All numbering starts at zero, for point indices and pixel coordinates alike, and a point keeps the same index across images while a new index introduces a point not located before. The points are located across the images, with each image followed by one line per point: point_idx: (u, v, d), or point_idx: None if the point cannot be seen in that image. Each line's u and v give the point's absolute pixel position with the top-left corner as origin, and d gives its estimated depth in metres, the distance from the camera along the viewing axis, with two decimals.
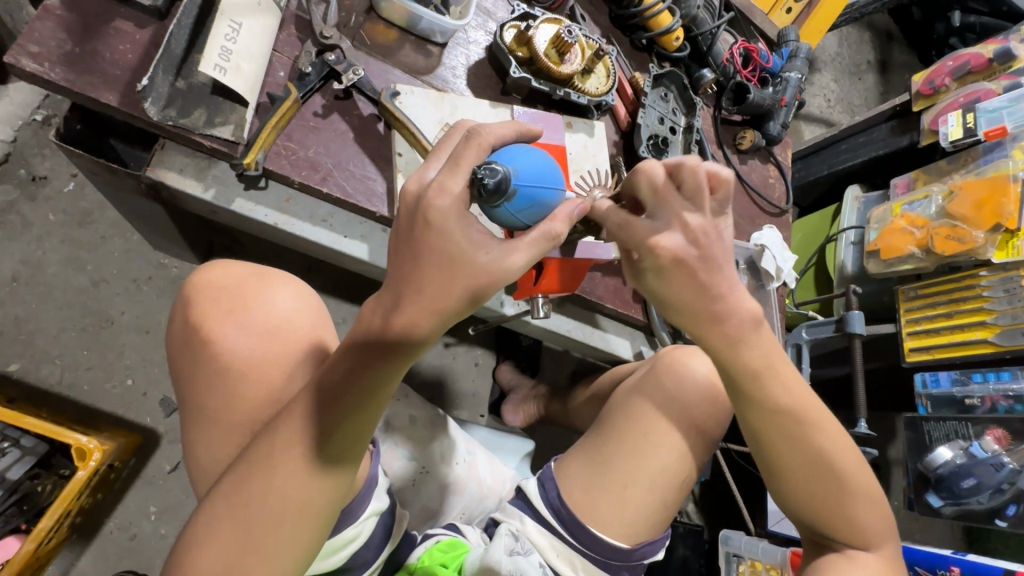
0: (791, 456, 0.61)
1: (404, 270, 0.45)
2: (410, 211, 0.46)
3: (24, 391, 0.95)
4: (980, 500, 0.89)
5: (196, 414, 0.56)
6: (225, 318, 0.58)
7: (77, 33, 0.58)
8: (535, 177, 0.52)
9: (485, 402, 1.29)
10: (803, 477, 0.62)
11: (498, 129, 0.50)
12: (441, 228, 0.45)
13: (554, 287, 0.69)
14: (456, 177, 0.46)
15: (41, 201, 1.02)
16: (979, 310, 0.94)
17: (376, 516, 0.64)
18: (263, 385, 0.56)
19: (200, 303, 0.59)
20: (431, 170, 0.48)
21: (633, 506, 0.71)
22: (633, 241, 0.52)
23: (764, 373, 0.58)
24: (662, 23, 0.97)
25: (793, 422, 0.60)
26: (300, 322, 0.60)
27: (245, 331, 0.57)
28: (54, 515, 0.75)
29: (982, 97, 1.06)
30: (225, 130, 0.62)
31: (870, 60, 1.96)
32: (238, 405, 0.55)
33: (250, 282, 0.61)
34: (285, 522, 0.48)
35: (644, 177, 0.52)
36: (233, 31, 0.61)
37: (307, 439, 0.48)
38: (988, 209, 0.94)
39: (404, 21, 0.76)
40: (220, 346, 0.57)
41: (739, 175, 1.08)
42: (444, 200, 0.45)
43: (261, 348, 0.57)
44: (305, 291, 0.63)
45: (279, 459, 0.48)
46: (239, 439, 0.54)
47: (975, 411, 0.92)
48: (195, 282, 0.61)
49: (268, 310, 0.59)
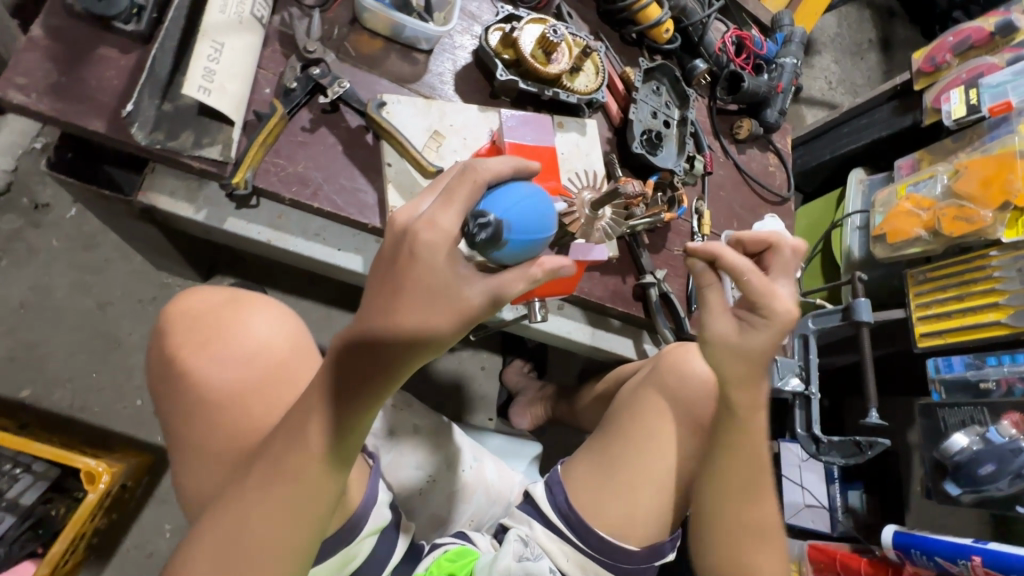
0: (735, 462, 0.70)
1: (382, 302, 0.45)
2: (395, 243, 0.46)
3: (36, 416, 0.97)
4: (1001, 486, 0.85)
5: (180, 445, 0.57)
6: (199, 349, 0.58)
7: (63, 62, 0.59)
8: (529, 222, 0.49)
9: (494, 405, 1.29)
10: (733, 481, 0.70)
11: (498, 168, 0.48)
12: (428, 260, 0.44)
13: (550, 289, 0.72)
14: (447, 215, 0.45)
15: (46, 227, 1.03)
16: (991, 292, 0.92)
17: (375, 534, 0.64)
18: (242, 416, 0.56)
19: (174, 335, 0.59)
20: (422, 202, 0.47)
21: (635, 513, 0.70)
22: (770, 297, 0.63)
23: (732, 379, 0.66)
24: (651, 16, 0.96)
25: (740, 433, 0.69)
26: (276, 348, 0.59)
27: (222, 362, 0.57)
28: (66, 538, 0.76)
29: (985, 72, 1.03)
30: (213, 150, 0.62)
31: (872, 39, 1.92)
32: (219, 435, 0.55)
33: (225, 311, 0.60)
34: (266, 554, 0.48)
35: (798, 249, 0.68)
36: (215, 51, 0.61)
37: (286, 469, 0.48)
38: (996, 186, 0.92)
39: (388, 30, 0.76)
40: (195, 378, 0.57)
41: (738, 165, 1.07)
42: (433, 233, 0.44)
43: (239, 377, 0.57)
44: (281, 313, 0.63)
45: (260, 496, 0.48)
46: (223, 468, 0.55)
47: (991, 396, 0.90)
48: (171, 313, 0.61)
49: (243, 338, 0.59)
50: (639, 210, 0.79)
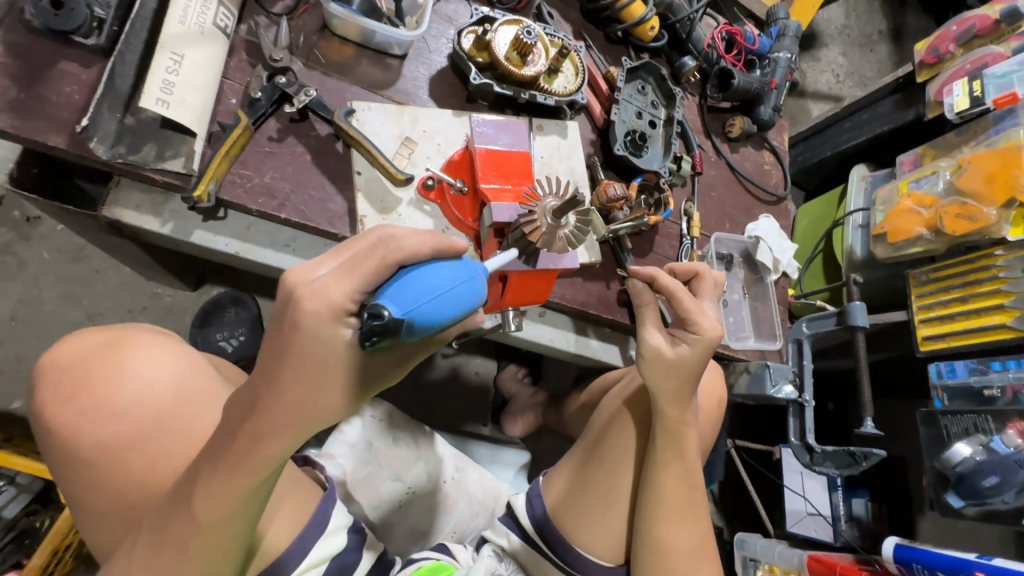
0: (675, 492, 0.66)
1: (265, 368, 0.41)
2: (281, 306, 0.41)
3: (27, 427, 0.97)
4: (1006, 500, 0.81)
5: (73, 499, 0.54)
6: (66, 404, 0.52)
7: (22, 78, 0.58)
8: (438, 314, 0.42)
9: (487, 411, 1.27)
10: (674, 516, 0.65)
11: (412, 243, 0.42)
12: (312, 333, 0.40)
13: (521, 299, 0.69)
14: (340, 286, 0.40)
15: (36, 240, 1.04)
16: (997, 293, 0.87)
17: (319, 566, 0.59)
18: (123, 474, 0.51)
19: (46, 385, 0.54)
20: (324, 264, 0.41)
21: (610, 531, 0.68)
22: (700, 314, 0.66)
23: (668, 398, 0.66)
24: (635, 13, 0.93)
25: (677, 459, 0.67)
26: (152, 391, 0.53)
27: (89, 416, 0.52)
28: (44, 552, 0.76)
29: (990, 62, 0.98)
30: (176, 163, 0.62)
31: (882, 30, 1.86)
32: (105, 495, 0.52)
33: (98, 354, 0.54)
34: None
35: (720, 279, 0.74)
36: (175, 63, 0.60)
37: (166, 544, 0.45)
38: (1000, 182, 0.87)
39: (359, 36, 0.75)
40: (69, 434, 0.52)
41: (731, 164, 1.03)
42: (318, 303, 0.40)
43: (112, 432, 0.52)
44: (167, 350, 0.57)
45: (145, 569, 0.45)
46: (120, 523, 0.52)
47: (996, 404, 0.84)
48: (48, 359, 0.55)
49: (114, 388, 0.52)
50: (622, 213, 0.80)
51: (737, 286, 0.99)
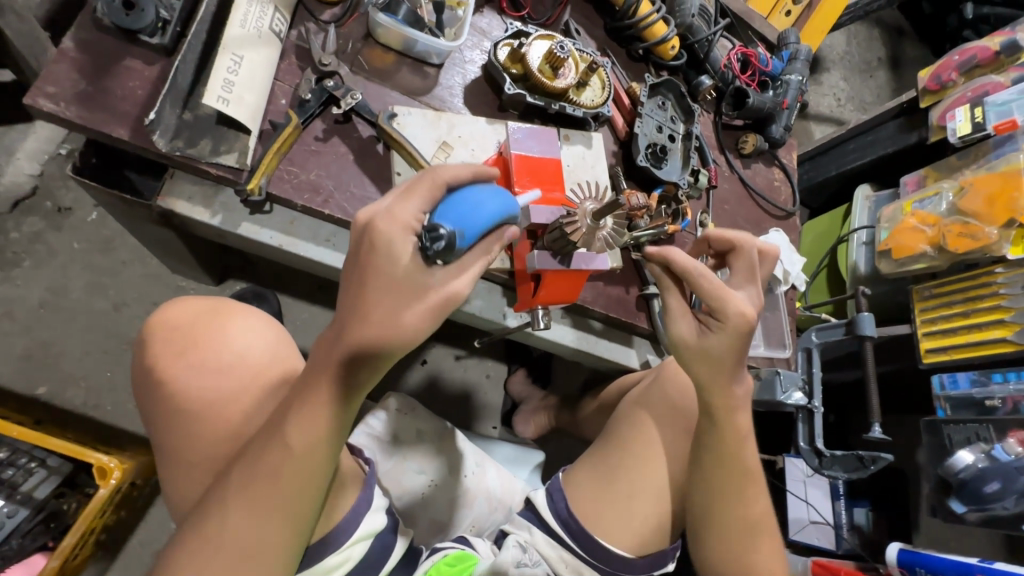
0: (726, 487, 0.68)
1: (349, 298, 0.46)
2: (358, 240, 0.47)
3: (50, 413, 0.99)
4: (1006, 506, 0.85)
5: (162, 456, 0.57)
6: (176, 359, 0.58)
7: (89, 72, 0.62)
8: (483, 227, 0.50)
9: (497, 413, 1.29)
10: (728, 510, 0.69)
11: (458, 169, 0.50)
12: (388, 251, 0.46)
13: (551, 298, 0.73)
14: (405, 206, 0.47)
15: (67, 230, 1.07)
16: (997, 309, 0.91)
17: (369, 538, 0.62)
18: (218, 424, 0.55)
19: (155, 345, 0.60)
20: (382, 203, 0.49)
21: (635, 519, 0.71)
22: (725, 297, 0.64)
23: (713, 401, 0.67)
24: (657, 32, 0.98)
25: (730, 458, 0.68)
26: (253, 351, 0.59)
27: (196, 370, 0.58)
28: (77, 533, 0.78)
29: (991, 90, 1.04)
30: (229, 157, 0.65)
31: (881, 57, 1.94)
32: (197, 445, 0.55)
33: (204, 318, 0.61)
34: (247, 561, 0.46)
35: (748, 256, 0.71)
36: (235, 63, 0.64)
37: (261, 472, 0.47)
38: (1001, 204, 0.92)
39: (401, 44, 0.78)
40: (175, 387, 0.57)
41: (742, 179, 1.08)
42: (392, 224, 0.46)
43: (215, 384, 0.57)
44: (262, 322, 0.63)
45: (229, 502, 0.47)
46: (205, 475, 0.54)
47: (997, 413, 0.89)
48: (153, 323, 0.61)
49: (221, 347, 0.59)
50: (642, 223, 0.80)
51: None
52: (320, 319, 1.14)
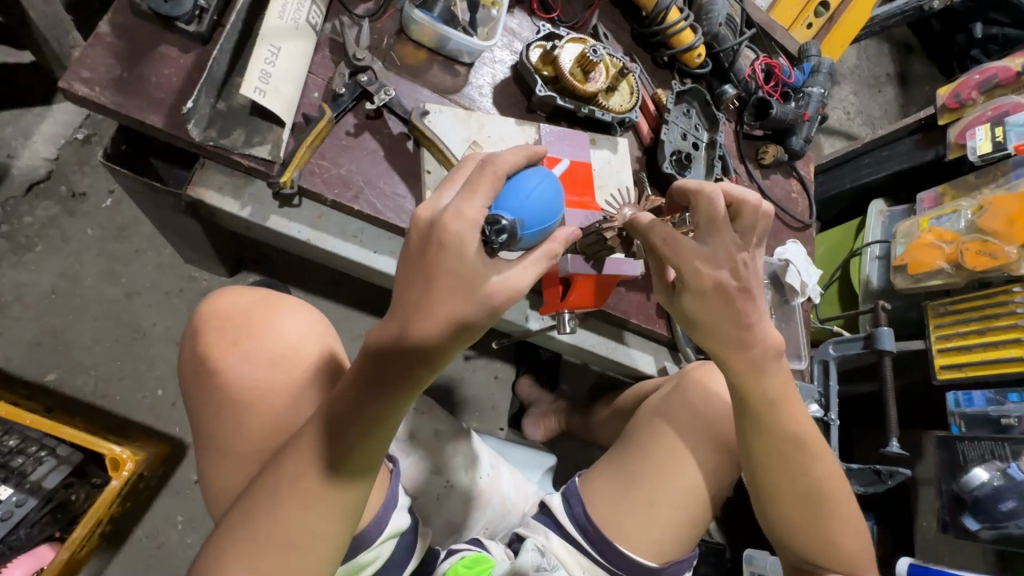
0: (790, 484, 0.65)
1: (414, 295, 0.45)
2: (424, 236, 0.45)
3: (59, 400, 0.98)
4: (1020, 525, 0.87)
5: (206, 444, 0.58)
6: (230, 348, 0.59)
7: (126, 59, 0.61)
8: (543, 214, 0.54)
9: (505, 415, 1.26)
10: (796, 505, 0.65)
11: (511, 157, 0.48)
12: (457, 250, 0.44)
13: (581, 303, 0.74)
14: (472, 202, 0.45)
15: (80, 216, 1.05)
16: (1015, 327, 0.92)
17: (395, 537, 0.64)
18: (269, 416, 0.57)
19: (207, 333, 0.60)
20: (444, 197, 0.47)
21: (655, 527, 0.70)
22: (679, 257, 0.58)
23: (758, 399, 0.63)
24: (684, 40, 0.97)
25: (791, 462, 0.64)
26: (305, 345, 0.61)
27: (250, 360, 0.58)
28: (87, 524, 0.79)
29: (1011, 110, 1.05)
30: (263, 149, 0.64)
31: (889, 72, 1.94)
32: (246, 435, 0.56)
33: (255, 309, 0.62)
34: (296, 553, 0.49)
35: (709, 204, 0.57)
36: (272, 55, 0.63)
37: (317, 467, 0.49)
38: (1020, 224, 0.93)
39: (433, 42, 0.78)
40: (228, 376, 0.58)
41: (762, 190, 1.07)
42: (461, 222, 0.44)
43: (269, 375, 0.58)
44: (311, 316, 0.64)
45: (287, 491, 0.49)
46: (251, 467, 0.56)
47: (1012, 432, 0.90)
48: (203, 311, 0.62)
49: (274, 339, 0.60)
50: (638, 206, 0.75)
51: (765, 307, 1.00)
52: (332, 315, 1.12)
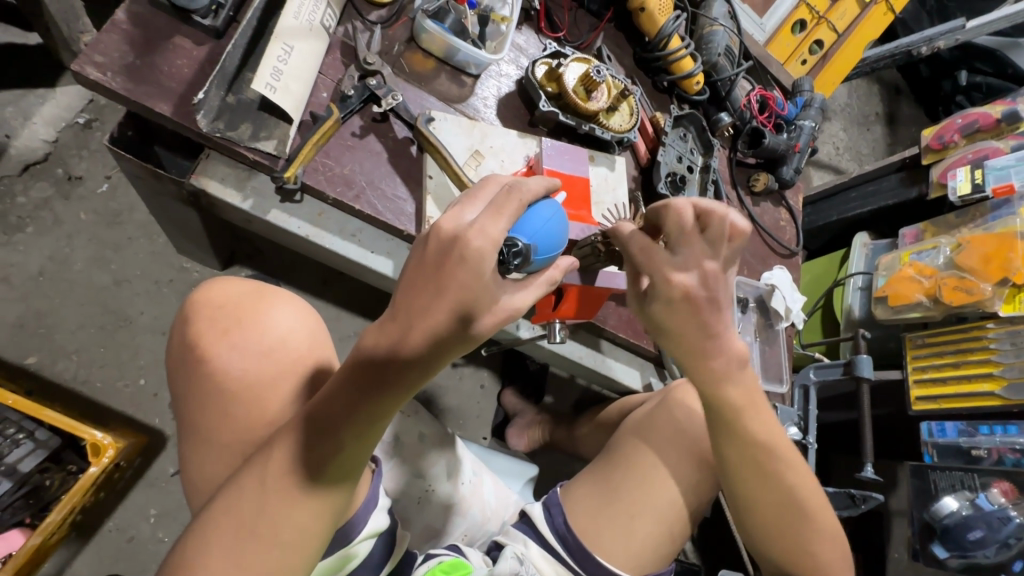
0: (768, 495, 0.66)
1: (424, 302, 0.45)
2: (443, 248, 0.46)
3: (39, 384, 0.97)
4: (987, 554, 0.91)
5: (191, 433, 0.58)
6: (220, 338, 0.59)
7: (139, 47, 0.62)
8: (555, 239, 0.56)
9: (489, 424, 1.26)
10: (775, 517, 0.67)
11: (536, 185, 0.50)
12: (475, 266, 0.45)
13: (572, 312, 0.77)
14: (495, 222, 0.46)
15: (75, 200, 1.05)
16: (987, 362, 0.95)
17: (372, 537, 0.64)
18: (256, 408, 0.57)
19: (197, 322, 0.60)
20: (466, 212, 0.47)
21: (635, 540, 0.71)
22: (652, 267, 0.59)
23: (731, 416, 0.64)
24: (684, 67, 1.00)
25: (774, 474, 0.66)
26: (296, 340, 0.61)
27: (240, 351, 0.58)
28: (62, 510, 0.78)
29: (990, 155, 1.10)
30: (269, 143, 0.66)
31: (878, 112, 2.01)
32: (230, 426, 0.56)
33: (247, 301, 0.62)
34: (277, 550, 0.49)
35: (676, 215, 0.58)
36: (285, 53, 0.65)
37: (301, 463, 0.49)
38: (996, 262, 0.96)
39: (443, 52, 0.80)
40: (216, 366, 0.58)
41: (752, 216, 1.09)
42: (483, 239, 0.45)
43: (258, 368, 0.58)
44: (303, 310, 0.64)
45: (271, 486, 0.49)
46: (233, 459, 0.56)
47: (982, 463, 0.94)
48: (194, 299, 0.62)
49: (264, 331, 0.60)
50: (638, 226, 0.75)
51: (749, 329, 1.02)
52: (322, 314, 1.12)
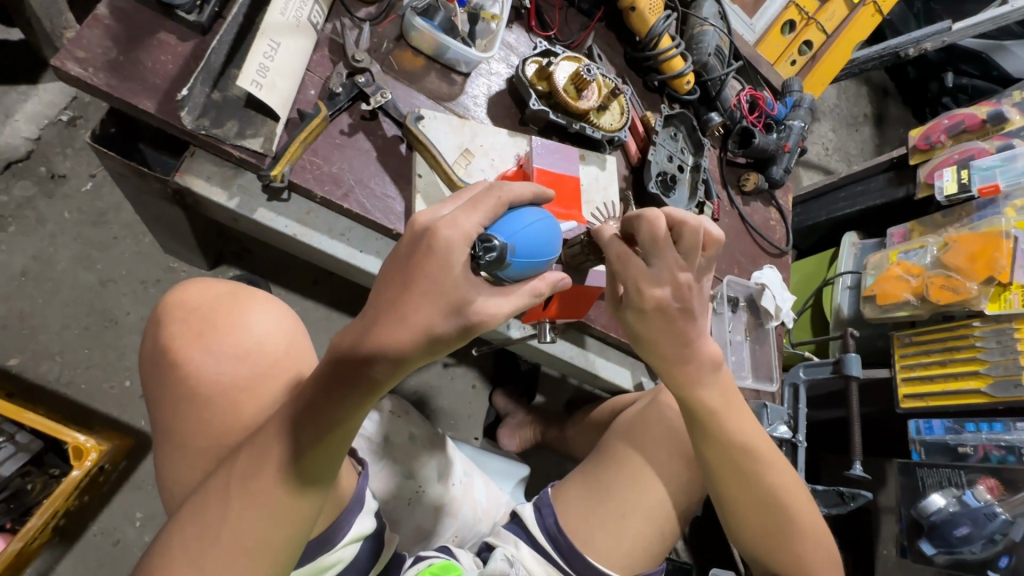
0: (752, 496, 0.67)
1: (392, 293, 0.45)
2: (415, 241, 0.46)
3: (21, 386, 0.95)
4: (973, 550, 0.91)
5: (165, 437, 0.57)
6: (194, 342, 0.58)
7: (122, 42, 0.61)
8: (536, 245, 0.54)
9: (481, 425, 1.26)
10: (757, 518, 0.67)
11: (518, 188, 0.51)
12: (444, 257, 0.44)
13: (563, 311, 0.77)
14: (469, 216, 0.46)
15: (58, 198, 1.03)
16: (973, 360, 0.96)
17: (358, 541, 0.63)
18: (230, 412, 0.56)
19: (171, 325, 0.59)
20: (444, 208, 0.48)
21: (624, 540, 0.71)
22: (627, 276, 0.59)
23: (721, 414, 0.65)
24: (674, 66, 1.00)
25: (755, 476, 0.66)
26: (273, 343, 0.60)
27: (214, 355, 0.57)
28: (44, 514, 0.77)
29: (975, 155, 1.11)
30: (255, 141, 0.65)
31: (867, 113, 2.03)
32: (204, 431, 0.55)
33: (222, 303, 0.61)
34: (241, 557, 0.47)
35: (648, 227, 0.56)
36: (272, 49, 0.64)
37: (268, 467, 0.48)
38: (982, 260, 0.97)
39: (432, 50, 0.79)
40: (190, 370, 0.57)
41: (742, 215, 1.10)
42: (453, 231, 0.45)
43: (233, 373, 0.57)
44: (281, 312, 0.64)
45: (238, 491, 0.48)
46: (210, 463, 0.55)
47: (969, 460, 0.94)
48: (170, 300, 0.62)
49: (240, 334, 0.59)
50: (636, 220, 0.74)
51: (740, 329, 1.03)
52: (311, 315, 1.11)
